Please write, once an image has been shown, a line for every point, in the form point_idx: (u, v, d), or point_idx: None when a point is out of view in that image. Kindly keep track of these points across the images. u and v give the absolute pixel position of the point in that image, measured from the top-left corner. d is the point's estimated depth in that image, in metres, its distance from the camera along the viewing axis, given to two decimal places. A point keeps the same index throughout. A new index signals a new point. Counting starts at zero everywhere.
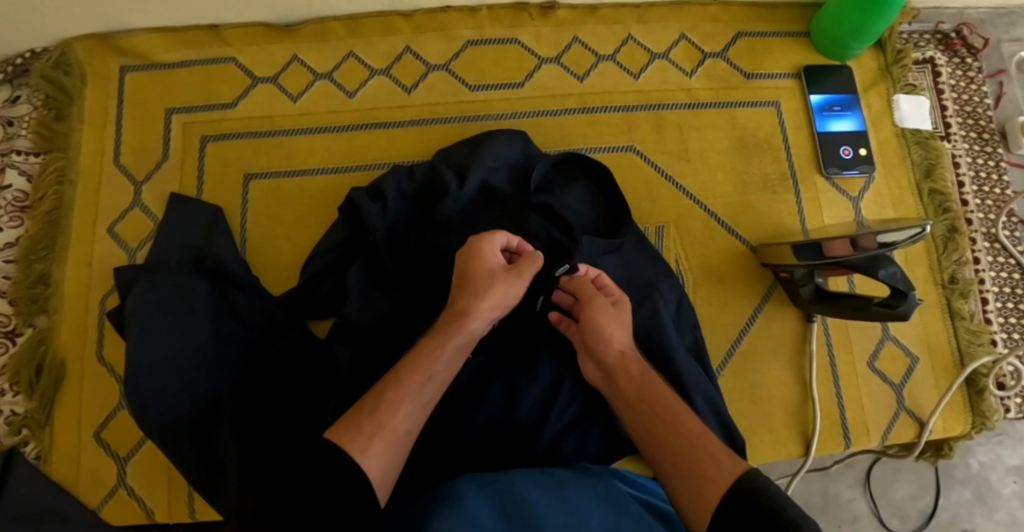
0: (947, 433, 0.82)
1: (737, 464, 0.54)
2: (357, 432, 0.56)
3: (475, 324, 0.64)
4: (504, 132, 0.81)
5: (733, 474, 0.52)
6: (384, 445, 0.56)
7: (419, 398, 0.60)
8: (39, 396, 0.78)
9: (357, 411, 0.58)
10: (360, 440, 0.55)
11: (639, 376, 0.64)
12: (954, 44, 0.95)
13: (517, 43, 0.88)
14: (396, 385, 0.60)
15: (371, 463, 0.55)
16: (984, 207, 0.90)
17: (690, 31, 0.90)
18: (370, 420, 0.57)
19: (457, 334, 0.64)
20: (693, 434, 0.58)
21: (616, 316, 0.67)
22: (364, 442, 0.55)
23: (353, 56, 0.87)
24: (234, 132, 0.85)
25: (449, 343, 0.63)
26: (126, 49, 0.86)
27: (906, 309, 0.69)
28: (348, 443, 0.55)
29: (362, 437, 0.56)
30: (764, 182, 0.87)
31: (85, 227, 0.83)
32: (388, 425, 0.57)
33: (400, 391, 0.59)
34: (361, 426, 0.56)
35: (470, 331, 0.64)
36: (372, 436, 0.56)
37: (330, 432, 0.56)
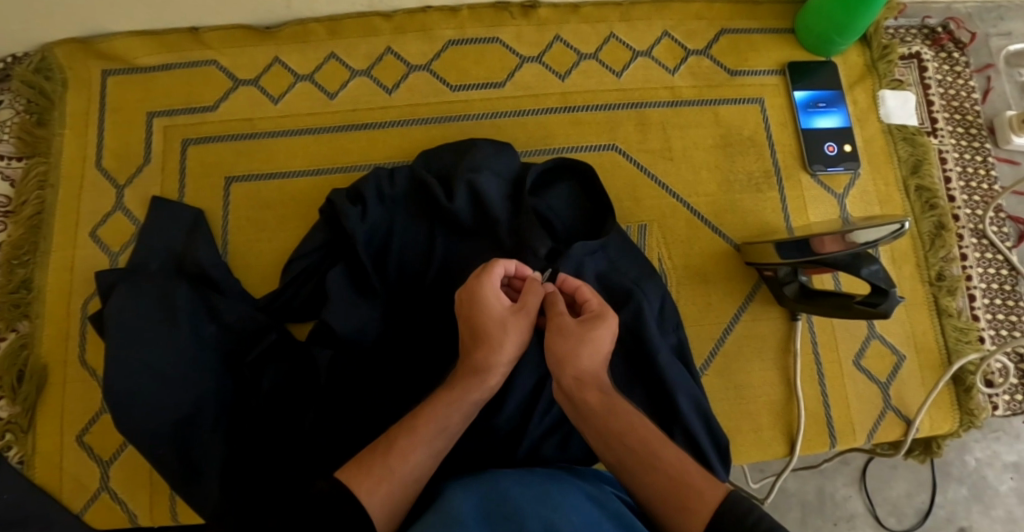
0: (934, 431, 0.82)
1: (717, 489, 0.54)
2: (368, 475, 0.55)
3: (489, 373, 0.63)
4: (487, 143, 0.79)
5: (713, 505, 0.53)
6: (391, 492, 0.54)
7: (434, 446, 0.58)
8: (22, 401, 0.78)
9: (364, 453, 0.57)
10: (368, 482, 0.54)
11: (603, 402, 0.61)
12: (941, 39, 0.94)
13: (499, 42, 0.87)
14: (408, 433, 0.58)
15: (377, 507, 0.53)
16: (972, 203, 0.90)
17: (673, 29, 0.89)
18: (381, 465, 0.56)
19: (475, 386, 0.62)
20: (668, 463, 0.57)
21: (588, 334, 0.63)
22: (372, 486, 0.54)
23: (334, 57, 0.87)
24: (216, 135, 0.85)
25: (466, 393, 0.62)
26: (107, 53, 0.85)
27: (887, 307, 0.68)
28: (356, 486, 0.54)
29: (371, 481, 0.54)
30: (749, 179, 0.86)
31: (68, 232, 0.83)
32: (400, 471, 0.56)
33: (411, 440, 0.58)
34: (370, 469, 0.55)
35: (489, 385, 0.63)
36: (381, 480, 0.55)
37: (340, 473, 0.55)
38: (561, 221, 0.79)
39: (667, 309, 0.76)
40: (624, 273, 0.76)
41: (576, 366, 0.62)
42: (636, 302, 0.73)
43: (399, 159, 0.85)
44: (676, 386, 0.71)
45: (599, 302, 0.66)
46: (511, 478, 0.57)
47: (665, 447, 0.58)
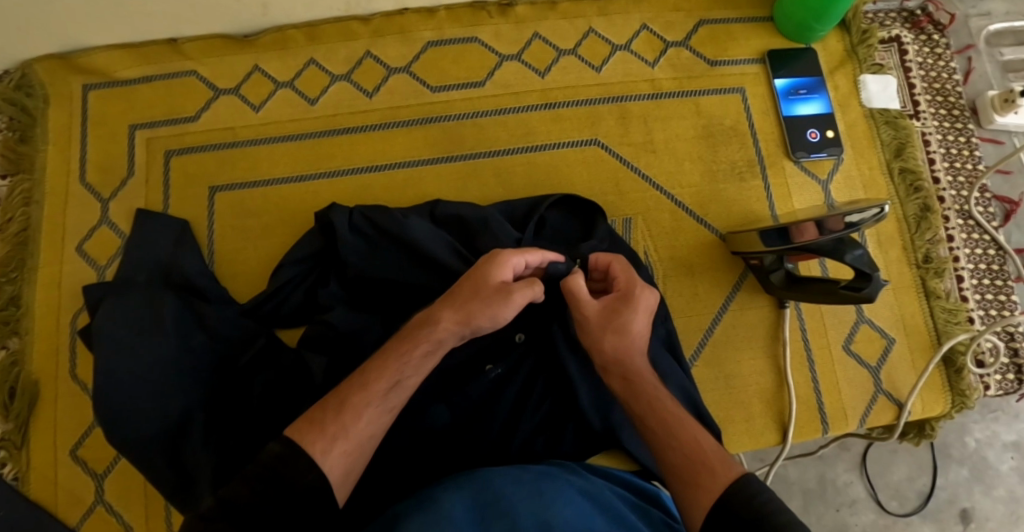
0: (926, 413, 0.82)
1: (730, 471, 0.53)
2: (320, 433, 0.53)
3: (438, 330, 0.59)
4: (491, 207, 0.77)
5: (725, 484, 0.52)
6: (347, 449, 0.53)
7: (387, 403, 0.56)
8: (14, 418, 0.78)
9: (323, 409, 0.56)
10: (322, 441, 0.52)
11: (624, 389, 0.62)
12: (920, 22, 0.94)
13: (478, 42, 0.88)
14: (362, 389, 0.56)
15: (332, 465, 0.52)
16: (956, 184, 0.90)
17: (651, 22, 0.89)
18: (335, 422, 0.54)
19: (422, 341, 0.59)
20: (686, 444, 0.56)
21: (613, 321, 0.62)
22: (326, 445, 0.52)
23: (314, 63, 0.87)
24: (198, 146, 0.85)
25: (416, 348, 0.59)
26: (87, 67, 0.85)
27: (872, 291, 0.68)
28: (309, 445, 0.52)
29: (325, 439, 0.52)
30: (732, 169, 0.86)
31: (54, 247, 0.83)
32: (354, 428, 0.54)
33: (364, 398, 0.56)
34: (325, 426, 0.54)
35: (435, 340, 0.59)
36: (335, 438, 0.53)
37: (290, 432, 0.53)
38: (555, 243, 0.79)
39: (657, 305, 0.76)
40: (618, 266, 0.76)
41: (603, 354, 0.63)
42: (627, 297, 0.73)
43: (382, 164, 0.85)
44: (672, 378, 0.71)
45: (626, 278, 0.65)
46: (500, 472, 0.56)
47: (686, 427, 0.58)
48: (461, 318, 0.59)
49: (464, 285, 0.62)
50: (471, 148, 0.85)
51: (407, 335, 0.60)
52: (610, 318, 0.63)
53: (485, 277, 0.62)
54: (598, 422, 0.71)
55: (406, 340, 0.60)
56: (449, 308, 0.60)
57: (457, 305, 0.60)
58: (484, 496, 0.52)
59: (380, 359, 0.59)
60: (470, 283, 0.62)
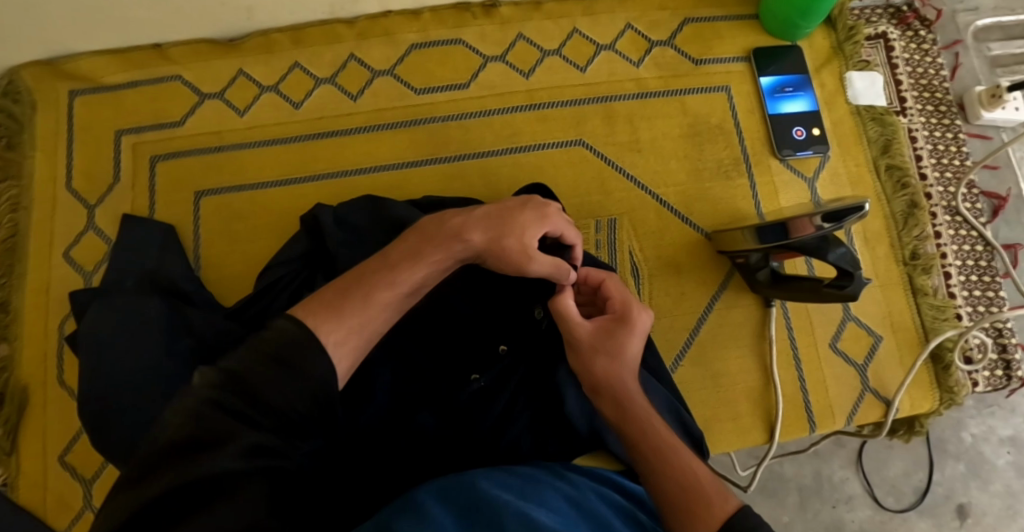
0: (914, 410, 0.82)
1: (728, 502, 0.51)
2: (334, 321, 0.49)
3: (459, 240, 0.58)
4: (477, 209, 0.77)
5: (720, 516, 0.50)
6: (358, 344, 0.49)
7: (403, 306, 0.54)
8: (4, 424, 0.79)
9: (338, 295, 0.52)
10: (339, 332, 0.48)
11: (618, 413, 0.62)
12: (907, 18, 0.93)
13: (462, 43, 0.87)
14: (387, 287, 0.53)
15: (340, 358, 0.48)
16: (943, 180, 0.90)
17: (636, 21, 0.89)
18: (352, 312, 0.50)
19: (445, 246, 0.57)
20: (681, 475, 0.55)
21: (607, 345, 0.63)
22: (342, 337, 0.48)
23: (298, 66, 0.87)
24: (184, 151, 0.86)
25: (439, 254, 0.57)
26: (72, 73, 0.86)
27: (854, 289, 0.68)
28: (323, 329, 0.48)
29: (338, 328, 0.49)
30: (718, 167, 0.86)
31: (42, 253, 0.83)
32: (370, 327, 0.51)
33: (388, 295, 0.53)
34: (341, 317, 0.50)
35: (455, 250, 0.57)
36: (351, 332, 0.49)
37: (303, 316, 0.49)
38: None
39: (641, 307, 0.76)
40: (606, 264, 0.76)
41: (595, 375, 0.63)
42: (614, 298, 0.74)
43: (367, 167, 0.85)
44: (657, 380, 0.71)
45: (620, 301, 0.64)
46: (485, 476, 0.56)
47: (680, 458, 0.57)
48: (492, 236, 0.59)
49: (505, 212, 0.61)
50: (456, 150, 0.85)
51: (436, 234, 0.58)
52: (604, 336, 0.63)
53: (526, 221, 0.60)
54: (582, 424, 0.72)
55: (431, 244, 0.57)
56: (484, 224, 0.59)
57: (490, 224, 0.59)
58: (465, 497, 0.52)
59: (405, 257, 0.56)
60: (511, 211, 0.61)
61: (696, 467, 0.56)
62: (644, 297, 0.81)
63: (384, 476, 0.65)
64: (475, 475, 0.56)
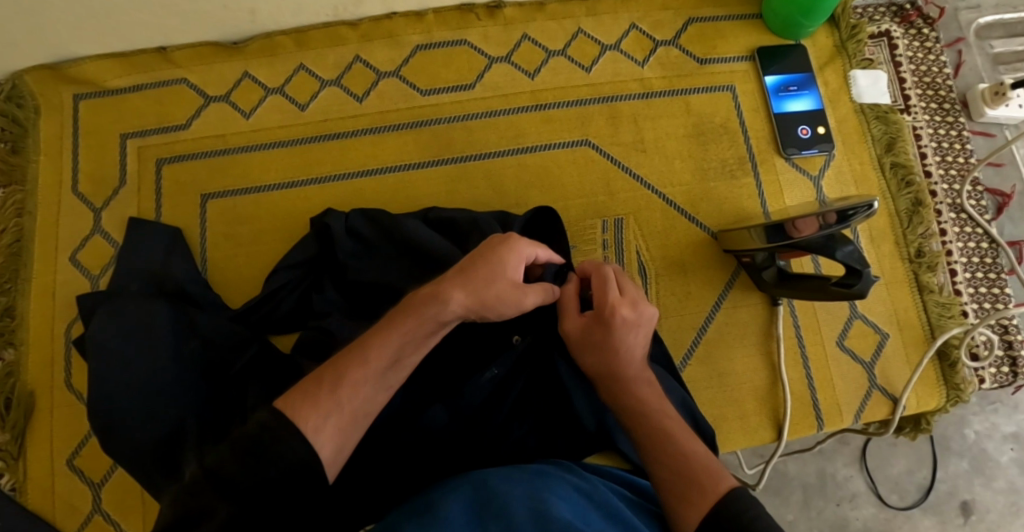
0: (921, 408, 0.82)
1: (717, 487, 0.54)
2: (313, 409, 0.50)
3: (442, 309, 0.55)
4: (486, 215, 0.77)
5: (707, 504, 0.52)
6: (342, 425, 0.51)
7: (383, 380, 0.54)
8: (11, 429, 0.78)
9: (315, 380, 0.52)
10: (316, 418, 0.50)
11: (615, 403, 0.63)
12: (910, 16, 0.94)
13: (467, 44, 0.88)
14: (360, 366, 0.53)
15: (324, 444, 0.50)
16: (948, 177, 0.90)
17: (640, 21, 0.89)
18: (329, 397, 0.51)
19: (423, 318, 0.55)
20: (678, 462, 0.57)
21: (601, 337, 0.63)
22: (319, 421, 0.50)
23: (303, 68, 0.87)
24: (189, 154, 0.85)
25: (416, 323, 0.55)
26: (77, 77, 0.86)
27: (862, 287, 0.68)
28: (302, 421, 0.49)
29: (318, 415, 0.50)
30: (723, 166, 0.86)
31: (48, 258, 0.83)
32: (346, 403, 0.51)
33: (362, 373, 0.52)
34: (316, 403, 0.51)
35: (436, 319, 0.55)
36: (329, 415, 0.50)
37: (282, 405, 0.51)
38: None
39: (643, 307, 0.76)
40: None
41: (590, 371, 0.64)
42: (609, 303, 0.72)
43: (373, 168, 0.85)
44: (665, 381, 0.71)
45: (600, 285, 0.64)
46: (497, 472, 0.55)
47: (674, 444, 0.58)
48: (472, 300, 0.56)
49: (481, 269, 0.57)
50: (461, 152, 0.85)
51: (413, 303, 0.56)
52: (591, 328, 0.63)
53: (502, 269, 0.58)
54: (591, 422, 0.71)
55: (406, 315, 0.55)
56: (461, 284, 0.56)
57: (468, 279, 0.57)
58: (475, 488, 0.51)
59: (382, 331, 0.55)
60: (482, 262, 0.58)
61: (688, 450, 0.58)
62: (651, 296, 0.81)
63: (392, 479, 0.66)
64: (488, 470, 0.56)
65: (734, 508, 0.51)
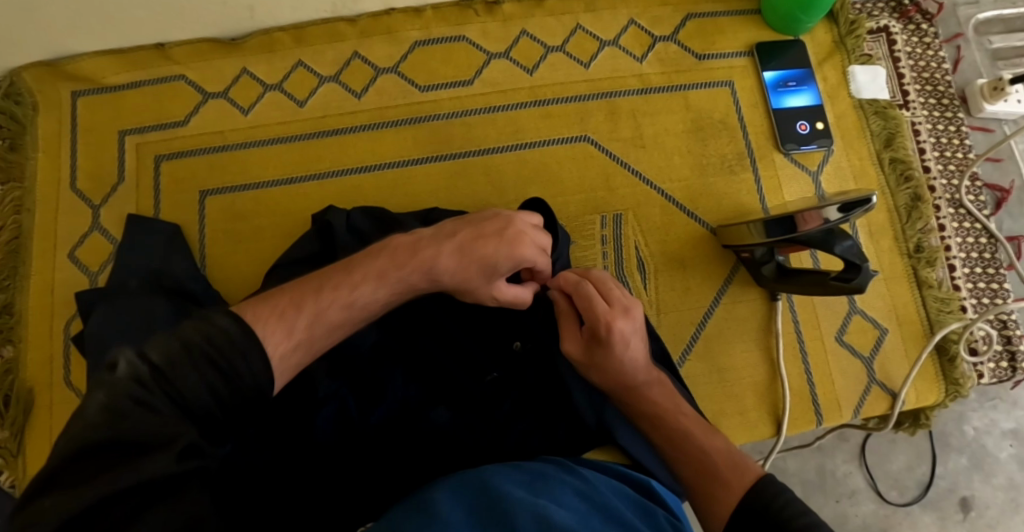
0: (920, 402, 0.82)
1: (745, 477, 0.56)
2: (279, 327, 0.51)
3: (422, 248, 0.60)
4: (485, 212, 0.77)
5: (737, 495, 0.55)
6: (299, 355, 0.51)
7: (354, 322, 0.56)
8: (9, 426, 0.78)
9: (292, 304, 0.52)
10: (285, 343, 0.50)
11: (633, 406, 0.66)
12: (908, 12, 0.94)
13: (465, 40, 0.88)
14: (336, 302, 0.54)
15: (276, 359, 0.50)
16: (947, 172, 0.90)
17: (639, 17, 0.89)
18: (300, 326, 0.52)
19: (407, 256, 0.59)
20: (711, 458, 0.60)
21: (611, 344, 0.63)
22: (285, 349, 0.50)
23: (302, 65, 0.87)
24: (187, 151, 0.85)
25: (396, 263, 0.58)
26: (74, 74, 0.86)
27: (861, 282, 0.68)
28: (266, 336, 0.49)
29: (282, 336, 0.50)
30: (722, 162, 0.86)
31: (47, 255, 0.83)
32: (315, 340, 0.53)
33: (337, 308, 0.54)
34: (288, 325, 0.51)
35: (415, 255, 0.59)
36: (297, 346, 0.51)
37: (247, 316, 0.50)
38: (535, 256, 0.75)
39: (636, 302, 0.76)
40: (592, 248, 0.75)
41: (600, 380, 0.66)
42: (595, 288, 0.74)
43: (372, 164, 0.85)
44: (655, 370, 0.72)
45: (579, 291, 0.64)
46: (489, 474, 0.55)
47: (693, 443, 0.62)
48: (461, 262, 0.59)
49: (473, 235, 0.60)
50: (459, 148, 0.85)
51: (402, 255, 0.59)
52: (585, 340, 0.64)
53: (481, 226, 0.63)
54: (591, 418, 0.71)
55: (386, 256, 0.59)
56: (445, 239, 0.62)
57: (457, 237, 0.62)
58: (478, 496, 0.51)
59: (368, 274, 0.57)
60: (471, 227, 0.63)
61: (709, 446, 0.61)
62: (649, 291, 0.81)
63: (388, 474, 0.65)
64: (484, 472, 0.56)
65: (765, 494, 0.53)
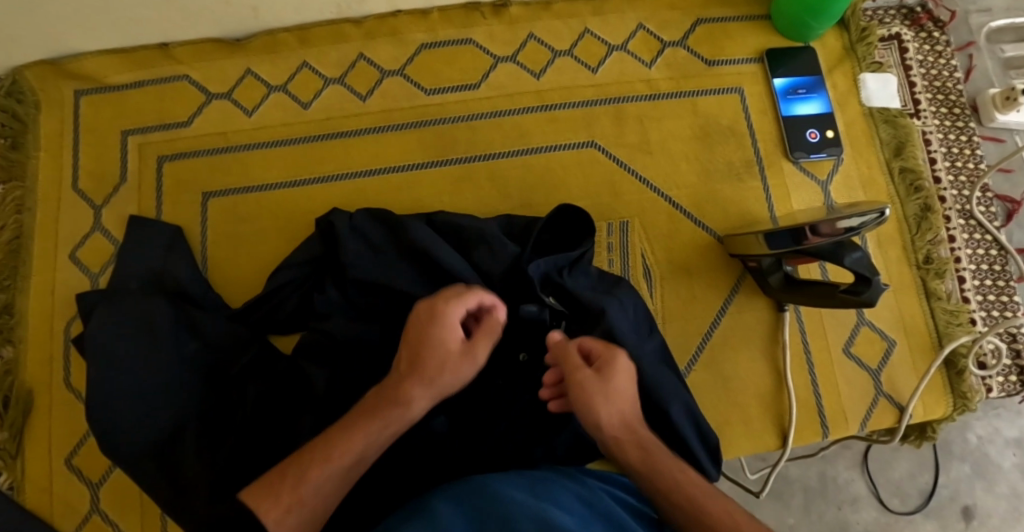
0: (928, 416, 0.81)
1: None
2: (268, 496, 0.49)
3: (405, 406, 0.57)
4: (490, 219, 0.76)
5: None
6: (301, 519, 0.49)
7: (346, 479, 0.53)
8: (8, 428, 0.78)
9: (278, 474, 0.51)
10: (277, 511, 0.48)
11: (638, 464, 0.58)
12: (920, 19, 0.93)
13: (472, 43, 0.87)
14: (321, 463, 0.52)
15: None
16: (958, 183, 0.89)
17: (647, 21, 0.88)
18: (291, 491, 0.50)
19: (381, 415, 0.56)
20: (718, 521, 0.52)
21: (605, 387, 0.59)
22: (280, 515, 0.48)
23: (307, 66, 0.86)
24: (190, 152, 0.84)
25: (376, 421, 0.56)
26: (77, 73, 0.85)
27: (871, 295, 0.66)
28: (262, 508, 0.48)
29: (279, 507, 0.49)
30: (729, 169, 0.85)
31: (47, 255, 0.83)
32: (309, 501, 0.50)
33: (326, 466, 0.52)
34: (278, 495, 0.49)
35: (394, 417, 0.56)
36: (289, 510, 0.49)
37: (246, 496, 0.49)
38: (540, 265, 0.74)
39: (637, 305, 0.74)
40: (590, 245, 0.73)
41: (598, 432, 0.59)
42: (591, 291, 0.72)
43: (377, 168, 0.84)
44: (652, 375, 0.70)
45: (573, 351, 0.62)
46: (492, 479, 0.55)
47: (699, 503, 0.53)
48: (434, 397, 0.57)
49: (415, 341, 0.59)
50: (464, 152, 0.84)
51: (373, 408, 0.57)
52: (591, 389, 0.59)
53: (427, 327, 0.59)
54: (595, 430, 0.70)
55: (364, 416, 0.56)
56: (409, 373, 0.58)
57: (419, 371, 0.57)
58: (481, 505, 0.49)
59: (346, 428, 0.55)
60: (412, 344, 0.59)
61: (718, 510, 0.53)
62: (655, 299, 0.81)
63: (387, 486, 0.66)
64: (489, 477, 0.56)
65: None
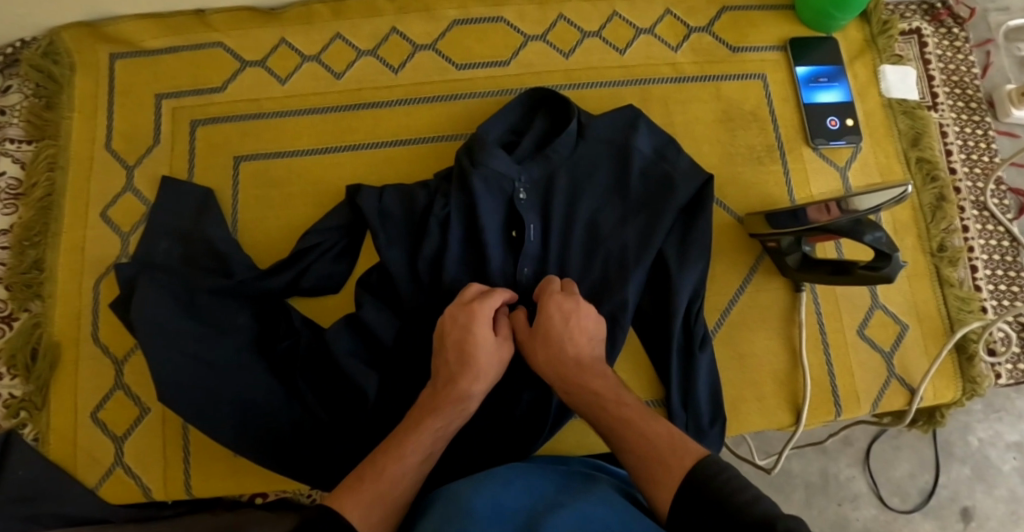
0: (937, 399, 0.82)
1: (685, 457, 0.54)
2: (356, 500, 0.54)
3: (466, 401, 0.63)
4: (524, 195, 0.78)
5: (679, 472, 0.52)
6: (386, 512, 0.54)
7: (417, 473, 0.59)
8: (36, 380, 0.79)
9: (357, 478, 0.56)
10: (362, 507, 0.53)
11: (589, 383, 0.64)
12: (941, 15, 0.95)
13: (503, 21, 0.89)
14: (398, 462, 0.58)
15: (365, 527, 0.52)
16: (972, 175, 0.91)
17: (675, 7, 0.90)
18: (374, 489, 0.55)
19: (448, 411, 0.62)
20: (640, 433, 0.58)
21: (544, 335, 0.66)
22: (366, 511, 0.53)
23: (340, 37, 0.88)
24: (223, 116, 0.86)
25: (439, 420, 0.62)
26: (114, 36, 0.87)
27: (891, 271, 0.70)
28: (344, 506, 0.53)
29: (362, 503, 0.54)
30: (751, 153, 0.87)
31: (78, 213, 0.84)
32: (391, 494, 0.56)
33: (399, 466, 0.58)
34: (361, 492, 0.55)
35: (459, 411, 0.63)
36: (374, 504, 0.54)
37: (330, 501, 0.54)
38: (581, 212, 0.77)
39: (657, 281, 0.76)
40: (650, 182, 0.77)
41: (553, 354, 0.66)
42: (622, 214, 0.76)
43: (406, 138, 0.85)
44: (674, 312, 0.73)
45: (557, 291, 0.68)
46: (521, 474, 0.58)
47: (632, 422, 0.59)
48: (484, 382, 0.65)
49: (456, 345, 0.66)
50: None
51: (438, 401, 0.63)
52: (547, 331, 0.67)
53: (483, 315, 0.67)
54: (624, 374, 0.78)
55: (430, 414, 0.62)
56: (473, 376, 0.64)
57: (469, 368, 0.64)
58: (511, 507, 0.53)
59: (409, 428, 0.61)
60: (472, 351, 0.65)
61: (647, 427, 0.58)
62: None
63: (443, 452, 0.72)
64: (519, 466, 0.60)
65: (708, 472, 0.51)
